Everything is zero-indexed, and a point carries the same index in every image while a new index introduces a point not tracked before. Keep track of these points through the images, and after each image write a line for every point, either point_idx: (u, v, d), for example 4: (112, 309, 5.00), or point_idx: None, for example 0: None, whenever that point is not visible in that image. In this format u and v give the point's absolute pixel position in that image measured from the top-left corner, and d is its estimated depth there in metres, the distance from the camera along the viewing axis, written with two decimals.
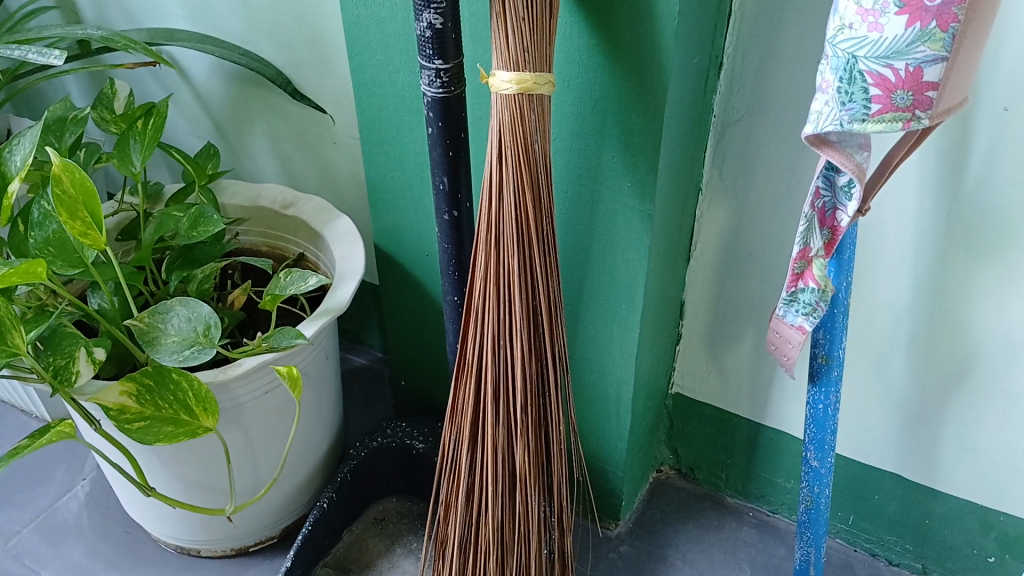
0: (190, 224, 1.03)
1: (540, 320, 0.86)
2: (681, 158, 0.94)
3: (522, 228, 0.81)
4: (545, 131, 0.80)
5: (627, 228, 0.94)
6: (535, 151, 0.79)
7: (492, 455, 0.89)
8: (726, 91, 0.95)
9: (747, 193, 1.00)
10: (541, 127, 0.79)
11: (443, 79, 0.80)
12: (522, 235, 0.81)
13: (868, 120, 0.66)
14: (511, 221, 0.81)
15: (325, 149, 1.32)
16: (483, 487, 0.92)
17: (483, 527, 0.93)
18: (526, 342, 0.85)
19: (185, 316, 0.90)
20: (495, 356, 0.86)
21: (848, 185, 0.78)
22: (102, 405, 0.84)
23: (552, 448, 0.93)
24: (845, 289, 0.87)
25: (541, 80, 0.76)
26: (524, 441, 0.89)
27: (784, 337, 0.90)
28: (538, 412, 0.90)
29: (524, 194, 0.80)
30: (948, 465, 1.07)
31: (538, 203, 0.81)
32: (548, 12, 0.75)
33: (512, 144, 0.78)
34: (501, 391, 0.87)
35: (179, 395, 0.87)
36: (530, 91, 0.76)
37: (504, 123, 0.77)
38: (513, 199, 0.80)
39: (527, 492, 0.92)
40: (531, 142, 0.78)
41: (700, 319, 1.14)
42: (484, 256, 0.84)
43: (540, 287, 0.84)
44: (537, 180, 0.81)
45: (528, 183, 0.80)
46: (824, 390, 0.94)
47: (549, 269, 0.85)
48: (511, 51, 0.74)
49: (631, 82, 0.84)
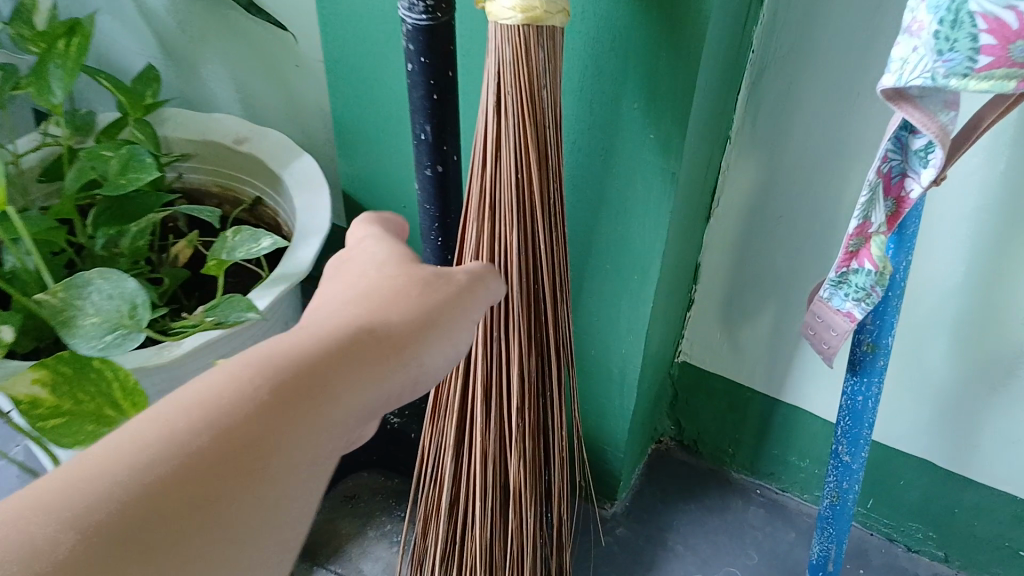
0: (119, 170, 0.86)
1: (542, 309, 0.71)
2: (712, 107, 0.78)
3: (524, 193, 0.66)
4: (556, 74, 0.64)
5: (644, 189, 0.79)
6: (544, 98, 0.63)
7: (480, 465, 0.76)
8: (768, 25, 0.78)
9: (783, 147, 0.85)
10: (551, 66, 0.63)
11: (428, 3, 0.63)
12: (524, 202, 0.66)
13: (971, 75, 0.50)
14: (509, 183, 0.66)
15: (287, 76, 1.13)
16: (469, 499, 0.79)
17: (468, 541, 0.81)
18: (523, 335, 0.70)
19: (106, 293, 0.74)
20: (486, 352, 0.71)
21: (925, 150, 0.65)
22: (10, 398, 0.68)
23: (552, 455, 0.79)
24: (903, 269, 0.74)
25: (553, 12, 0.59)
26: (518, 450, 0.75)
27: (826, 324, 0.77)
28: (536, 414, 0.76)
29: (525, 151, 0.64)
30: (987, 456, 0.95)
31: (545, 165, 0.66)
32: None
33: (516, 86, 0.62)
34: (492, 393, 0.73)
35: (103, 387, 0.72)
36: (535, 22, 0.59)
37: (504, 61, 0.61)
38: (513, 156, 0.65)
39: (520, 507, 0.79)
40: (537, 89, 0.62)
41: (716, 286, 1.01)
42: (476, 228, 0.69)
43: (543, 269, 0.69)
44: (544, 135, 0.65)
45: (531, 139, 0.64)
46: (865, 381, 0.82)
47: (556, 247, 0.70)
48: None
49: (659, 12, 0.67)
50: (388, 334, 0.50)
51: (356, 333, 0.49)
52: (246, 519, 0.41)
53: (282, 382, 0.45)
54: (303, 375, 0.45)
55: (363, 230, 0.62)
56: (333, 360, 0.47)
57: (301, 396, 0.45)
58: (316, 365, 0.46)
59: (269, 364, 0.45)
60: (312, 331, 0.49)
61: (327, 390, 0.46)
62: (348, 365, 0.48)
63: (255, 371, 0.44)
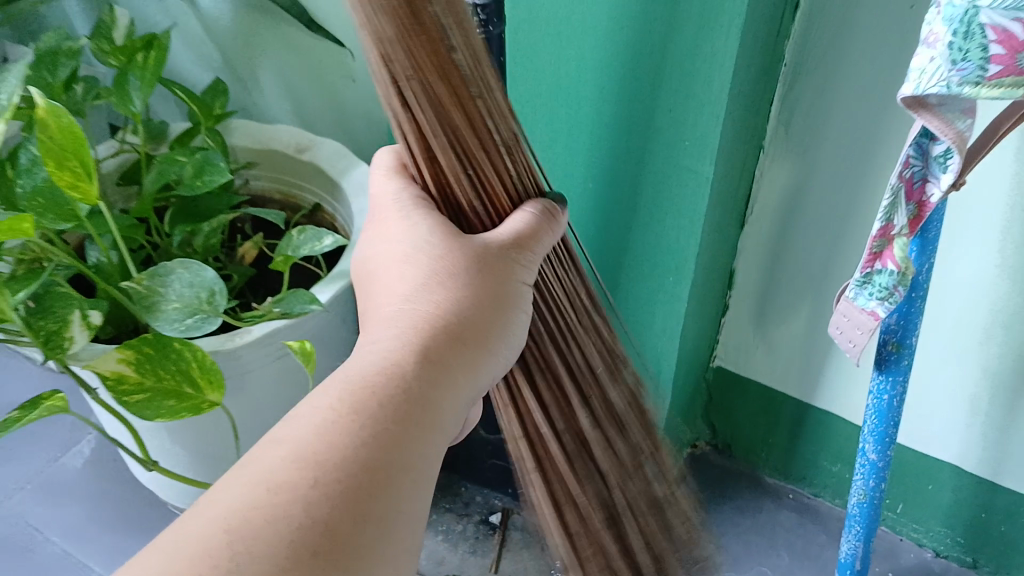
0: (195, 173, 0.93)
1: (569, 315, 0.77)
2: (744, 116, 0.83)
3: (477, 173, 0.67)
4: (474, 55, 0.63)
5: (681, 189, 0.86)
6: (470, 85, 0.63)
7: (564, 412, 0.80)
8: (801, 37, 0.84)
9: (816, 153, 0.90)
10: (459, 41, 0.61)
11: (481, 18, 0.71)
12: (482, 179, 0.68)
13: (983, 83, 0.57)
14: (454, 174, 0.67)
15: (341, 88, 1.21)
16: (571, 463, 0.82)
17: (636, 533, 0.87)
18: (556, 340, 0.76)
19: (187, 281, 0.80)
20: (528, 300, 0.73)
21: (944, 156, 0.69)
22: (98, 373, 0.79)
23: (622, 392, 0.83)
24: (925, 271, 0.78)
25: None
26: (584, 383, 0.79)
27: (852, 322, 0.81)
28: (602, 412, 0.82)
29: (461, 140, 0.66)
30: (1017, 459, 0.97)
31: (487, 148, 0.67)
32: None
33: (427, 94, 0.62)
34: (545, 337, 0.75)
35: (181, 366, 0.80)
36: (428, 16, 0.58)
37: (382, 73, 0.60)
38: (449, 149, 0.65)
39: (619, 492, 0.85)
40: (465, 97, 0.64)
41: (750, 288, 1.05)
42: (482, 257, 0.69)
43: (549, 276, 0.74)
44: (481, 119, 0.65)
45: (472, 127, 0.66)
46: (889, 379, 0.85)
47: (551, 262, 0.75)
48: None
49: (689, 24, 0.74)
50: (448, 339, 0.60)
51: (446, 328, 0.61)
52: (372, 530, 0.51)
53: (407, 386, 0.57)
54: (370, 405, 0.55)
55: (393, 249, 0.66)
56: (438, 350, 0.60)
57: (398, 407, 0.55)
58: (380, 392, 0.56)
59: (347, 397, 0.55)
60: (398, 335, 0.60)
61: (427, 399, 0.57)
62: (464, 350, 0.61)
63: (370, 384, 0.56)
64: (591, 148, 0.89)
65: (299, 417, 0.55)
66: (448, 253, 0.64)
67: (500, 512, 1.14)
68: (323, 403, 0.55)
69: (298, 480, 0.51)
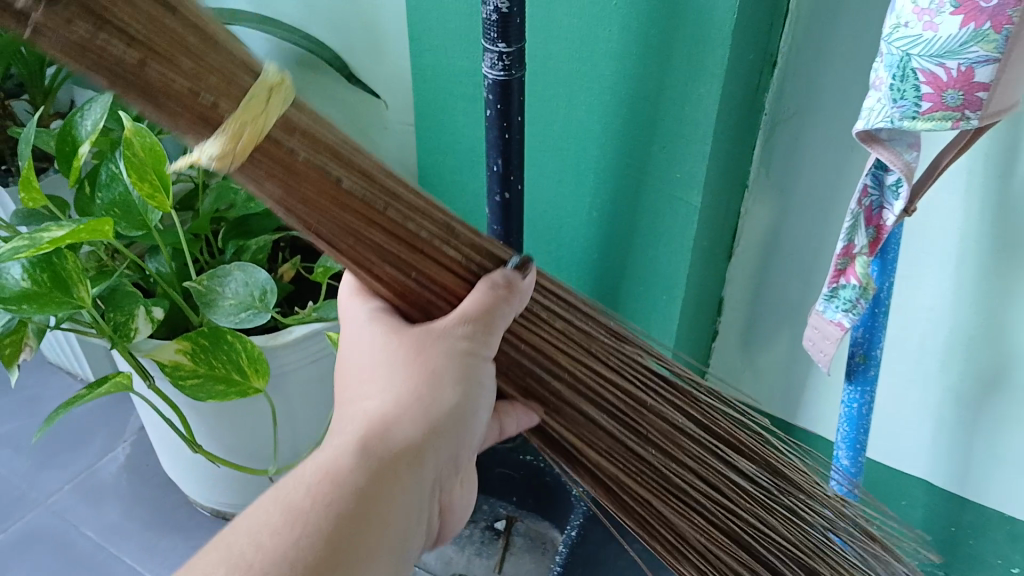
0: (247, 197, 1.07)
1: (620, 378, 0.78)
2: (728, 155, 0.96)
3: (428, 272, 0.68)
4: (363, 176, 0.64)
5: (673, 217, 0.98)
6: (376, 204, 0.65)
7: (658, 454, 0.78)
8: (778, 90, 0.96)
9: (793, 191, 1.02)
10: (336, 164, 0.62)
11: (505, 62, 0.84)
12: (437, 275, 0.68)
13: (918, 117, 0.69)
14: (407, 284, 0.68)
15: (374, 136, 1.30)
16: (686, 503, 0.78)
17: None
18: (614, 407, 0.77)
19: (242, 281, 0.92)
20: (553, 358, 0.75)
21: (895, 185, 0.80)
22: (158, 361, 0.90)
23: (694, 405, 0.81)
24: (886, 289, 0.89)
25: (262, 105, 0.55)
26: (664, 415, 0.79)
27: (823, 333, 0.91)
28: (698, 470, 0.78)
29: (395, 250, 0.66)
30: (981, 474, 1.06)
31: (421, 248, 0.67)
32: (210, 48, 0.55)
33: (343, 226, 0.64)
34: (595, 381, 0.76)
35: (233, 356, 0.91)
36: (289, 151, 0.59)
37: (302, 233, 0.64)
38: (394, 263, 0.67)
39: (753, 546, 0.78)
40: (378, 222, 0.65)
41: (738, 317, 1.16)
42: (520, 348, 0.74)
43: (557, 322, 0.76)
44: (405, 229, 0.66)
45: (396, 236, 0.66)
46: (859, 389, 0.96)
47: (585, 335, 0.78)
48: (182, 123, 0.55)
49: (681, 72, 0.87)
50: (400, 422, 0.63)
51: (389, 442, 0.62)
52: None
53: (348, 488, 0.59)
54: (328, 478, 0.59)
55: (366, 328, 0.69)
56: (380, 454, 0.61)
57: (353, 485, 0.59)
58: (334, 471, 0.59)
59: (305, 481, 0.59)
60: (342, 442, 0.61)
61: (375, 485, 0.60)
62: (415, 452, 0.62)
63: (313, 483, 0.59)
64: (597, 184, 1.01)
65: (246, 520, 0.58)
66: (405, 340, 0.66)
67: (504, 519, 1.23)
68: (268, 518, 0.58)
69: (255, 558, 0.55)
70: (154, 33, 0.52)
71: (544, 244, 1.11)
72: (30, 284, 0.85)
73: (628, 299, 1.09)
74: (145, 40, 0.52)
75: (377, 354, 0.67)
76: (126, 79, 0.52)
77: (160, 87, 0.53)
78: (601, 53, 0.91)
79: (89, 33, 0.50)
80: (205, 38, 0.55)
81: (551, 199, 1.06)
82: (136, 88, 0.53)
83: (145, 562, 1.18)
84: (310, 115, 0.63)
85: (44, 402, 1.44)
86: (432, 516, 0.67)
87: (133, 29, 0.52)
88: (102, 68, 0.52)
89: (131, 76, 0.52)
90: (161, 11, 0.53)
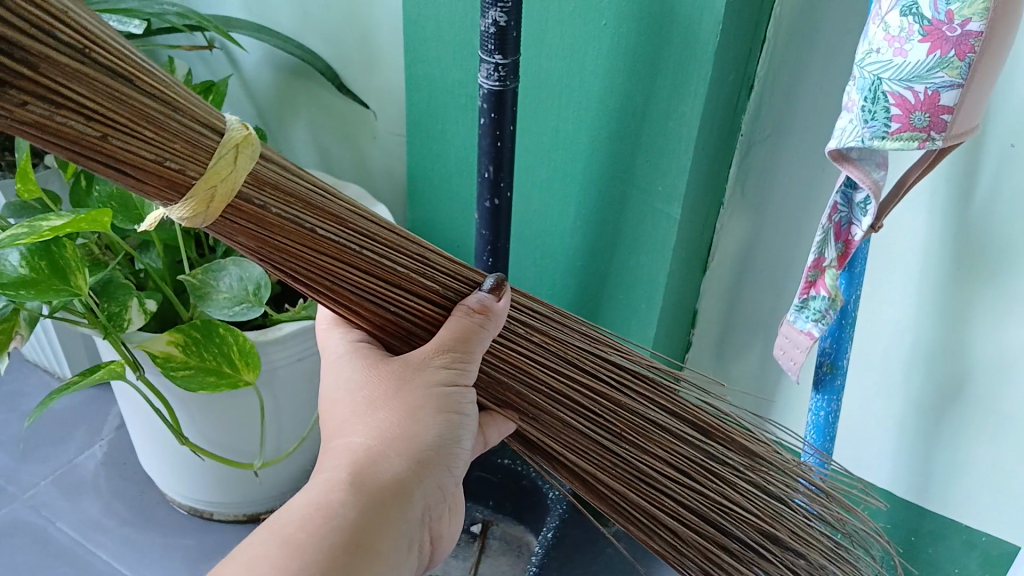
0: None
1: (593, 381, 0.81)
2: (708, 171, 1.00)
3: (405, 304, 0.73)
4: (339, 221, 0.69)
5: (653, 229, 1.02)
6: (350, 247, 0.70)
7: (622, 448, 0.81)
8: (755, 111, 1.01)
9: (766, 209, 1.07)
10: (313, 212, 0.68)
11: (500, 73, 0.88)
12: (413, 306, 0.73)
13: (888, 137, 0.74)
14: (386, 316, 0.73)
15: (365, 145, 1.33)
16: (656, 493, 0.82)
17: (770, 568, 0.84)
18: (588, 411, 0.81)
19: (236, 276, 0.95)
20: (520, 369, 0.79)
21: (863, 203, 0.85)
22: (150, 352, 0.92)
23: (661, 398, 0.84)
24: (853, 301, 0.94)
25: (229, 166, 0.61)
26: (629, 413, 0.82)
27: (794, 342, 0.96)
28: (669, 459, 0.82)
29: (372, 285, 0.72)
30: (938, 483, 1.11)
31: (396, 281, 0.72)
32: (170, 114, 0.59)
33: (317, 270, 0.69)
34: (561, 383, 0.80)
35: (223, 349, 0.94)
36: (259, 207, 0.64)
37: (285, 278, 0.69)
38: (371, 297, 0.72)
39: (721, 521, 0.83)
40: (356, 262, 0.70)
41: (712, 328, 1.21)
42: (502, 365, 0.78)
43: (526, 336, 0.79)
44: (377, 266, 0.71)
45: (370, 272, 0.71)
46: (826, 397, 1.00)
47: (561, 346, 0.81)
48: (149, 187, 0.60)
49: (665, 89, 0.92)
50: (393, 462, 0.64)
51: (377, 475, 0.63)
52: None
53: (341, 520, 0.59)
54: (331, 513, 0.59)
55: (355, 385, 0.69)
56: (369, 488, 0.62)
57: (355, 522, 0.60)
58: (334, 509, 0.59)
59: (303, 516, 0.59)
60: (329, 476, 0.62)
61: (374, 531, 0.60)
62: (402, 485, 0.64)
63: (305, 517, 0.59)
64: (581, 195, 1.05)
65: (243, 553, 0.57)
66: (396, 384, 0.68)
67: (480, 523, 1.26)
68: (263, 549, 0.56)
69: None
70: (113, 106, 0.57)
71: (530, 251, 1.15)
72: (28, 271, 0.87)
73: (608, 307, 1.13)
74: (105, 114, 0.57)
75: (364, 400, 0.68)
76: (91, 152, 0.57)
77: (122, 155, 0.58)
78: (589, 70, 0.95)
79: (46, 112, 0.54)
80: (164, 104, 0.60)
81: (540, 207, 1.10)
82: (102, 157, 0.58)
83: (123, 557, 1.19)
84: (277, 166, 0.67)
85: (22, 399, 1.43)
86: (421, 546, 0.68)
87: (89, 105, 0.56)
88: (67, 143, 0.56)
89: (92, 148, 0.57)
90: (122, 83, 0.57)
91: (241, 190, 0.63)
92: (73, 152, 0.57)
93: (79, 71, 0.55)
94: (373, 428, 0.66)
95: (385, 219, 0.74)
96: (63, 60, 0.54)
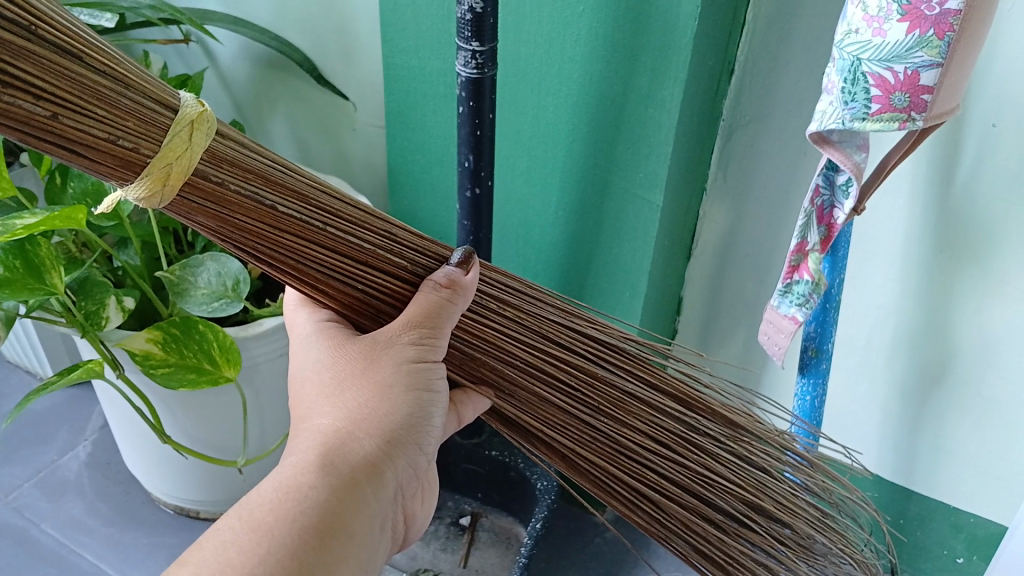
0: None
1: (570, 356, 0.81)
2: (690, 156, 1.00)
3: (372, 282, 0.72)
4: (302, 199, 0.69)
5: (635, 215, 1.01)
6: (314, 223, 0.69)
7: (602, 422, 0.81)
8: (736, 98, 1.00)
9: (748, 194, 1.06)
10: (274, 188, 0.67)
11: (478, 60, 0.87)
12: (381, 283, 0.72)
13: (868, 119, 0.73)
14: (355, 294, 0.72)
15: (345, 137, 1.32)
16: (637, 466, 0.82)
17: (754, 537, 0.84)
18: (565, 386, 0.80)
19: (214, 271, 0.94)
20: (496, 346, 0.78)
21: (845, 185, 0.85)
22: (129, 350, 0.91)
23: (639, 371, 0.83)
24: (837, 284, 0.94)
25: (184, 143, 0.59)
26: (608, 387, 0.81)
27: (777, 327, 0.95)
28: (649, 431, 0.82)
29: (338, 264, 0.71)
30: (924, 465, 1.11)
31: (363, 259, 0.72)
32: (121, 90, 0.58)
33: (280, 248, 0.68)
34: (537, 358, 0.79)
35: (203, 345, 0.93)
36: (218, 185, 0.63)
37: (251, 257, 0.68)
38: (338, 277, 0.71)
39: (704, 492, 0.83)
40: (321, 239, 0.69)
41: (696, 314, 1.21)
42: (477, 342, 0.77)
43: (500, 313, 0.79)
44: (343, 242, 0.70)
45: (337, 250, 0.70)
46: (811, 381, 1.00)
47: (536, 321, 0.80)
48: (104, 167, 0.59)
49: (646, 75, 0.91)
50: (365, 445, 0.63)
51: (348, 456, 0.62)
52: None
53: (312, 502, 0.58)
54: (302, 496, 0.58)
55: (325, 369, 0.68)
56: (341, 469, 0.61)
57: (325, 507, 0.59)
58: (304, 492, 0.58)
59: (272, 498, 0.58)
60: (298, 458, 0.61)
61: (345, 518, 0.59)
62: (375, 465, 0.63)
63: (275, 499, 0.58)
64: (562, 182, 1.05)
65: (209, 539, 0.56)
66: (366, 363, 0.67)
67: (469, 515, 1.26)
68: (231, 534, 0.56)
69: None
70: (61, 84, 0.56)
71: (513, 241, 1.14)
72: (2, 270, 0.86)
73: (592, 295, 1.13)
74: (53, 93, 0.56)
75: (335, 379, 0.66)
76: (43, 132, 0.56)
77: (75, 134, 0.57)
78: (568, 58, 0.95)
79: None
80: (114, 81, 0.59)
81: (522, 197, 1.09)
82: (54, 138, 0.57)
83: (107, 558, 1.17)
84: (233, 142, 0.66)
85: (3, 400, 1.42)
86: (397, 525, 0.68)
87: (39, 84, 0.55)
88: (17, 123, 0.55)
89: (44, 129, 0.56)
90: (68, 58, 0.56)
91: (196, 166, 0.62)
92: (26, 135, 0.56)
93: (26, 49, 0.54)
94: (341, 411, 0.64)
95: (351, 196, 0.73)
96: (7, 37, 0.53)
